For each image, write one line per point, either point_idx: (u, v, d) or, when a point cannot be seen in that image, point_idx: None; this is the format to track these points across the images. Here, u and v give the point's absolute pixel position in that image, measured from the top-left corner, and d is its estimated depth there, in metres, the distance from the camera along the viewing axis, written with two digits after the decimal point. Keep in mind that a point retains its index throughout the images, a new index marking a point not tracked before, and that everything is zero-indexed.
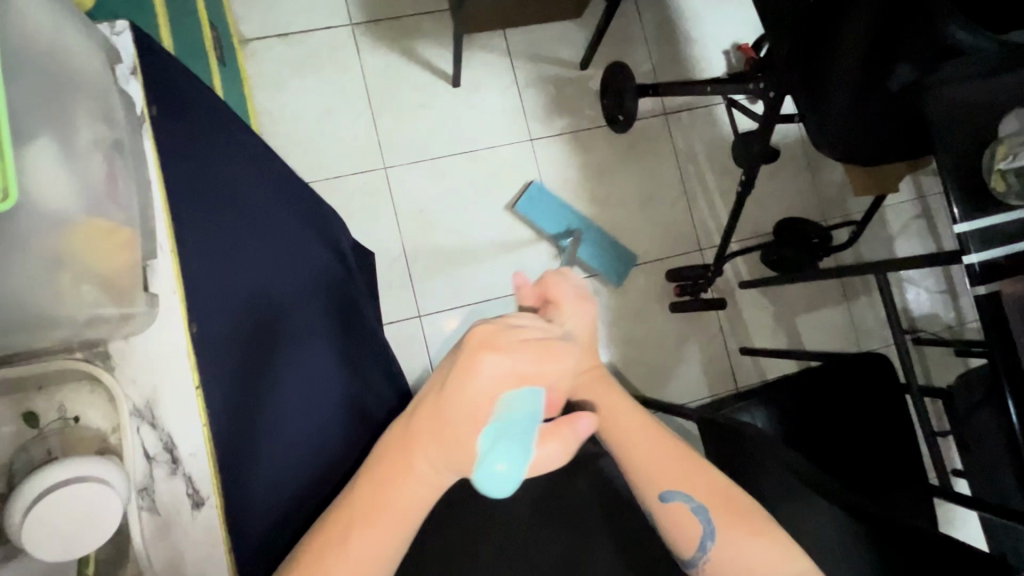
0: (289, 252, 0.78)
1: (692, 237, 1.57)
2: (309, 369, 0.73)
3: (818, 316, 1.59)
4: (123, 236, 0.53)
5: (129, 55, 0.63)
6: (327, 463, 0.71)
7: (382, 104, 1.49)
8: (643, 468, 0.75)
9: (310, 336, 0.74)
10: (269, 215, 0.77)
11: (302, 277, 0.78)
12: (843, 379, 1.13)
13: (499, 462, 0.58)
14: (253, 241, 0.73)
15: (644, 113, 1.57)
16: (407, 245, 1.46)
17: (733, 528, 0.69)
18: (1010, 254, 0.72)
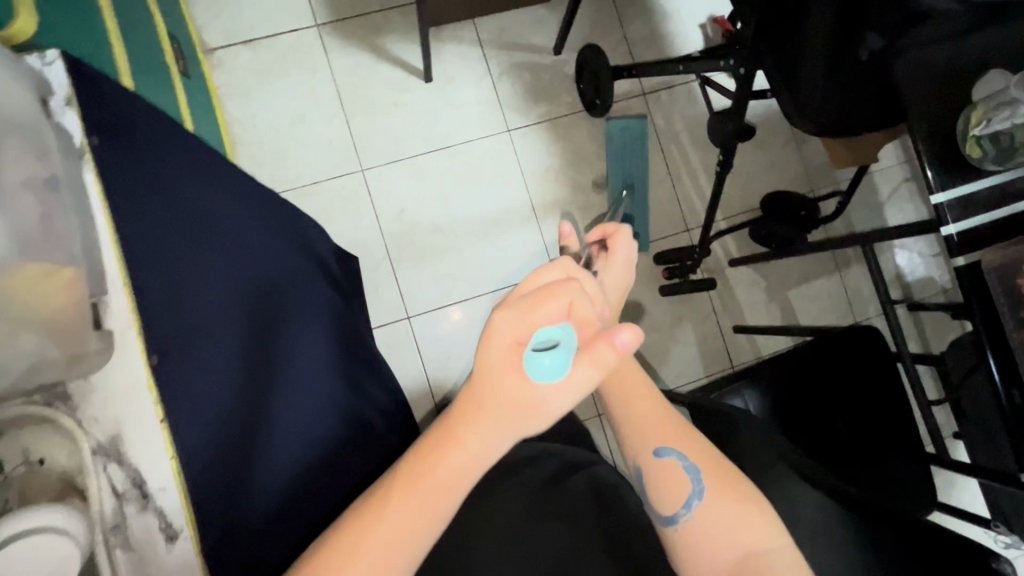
0: (281, 263, 0.78)
1: (679, 218, 1.54)
2: (313, 371, 0.74)
3: (811, 288, 1.57)
4: (66, 275, 0.60)
5: (63, 87, 0.68)
6: (334, 464, 0.71)
7: (355, 105, 1.46)
8: (638, 427, 0.76)
9: (311, 339, 0.75)
10: (257, 228, 0.78)
11: (296, 284, 0.79)
12: (834, 354, 1.12)
13: (545, 355, 0.56)
14: (243, 251, 0.74)
15: (622, 94, 1.54)
16: (391, 247, 1.45)
17: (721, 491, 0.70)
18: (991, 221, 0.70)
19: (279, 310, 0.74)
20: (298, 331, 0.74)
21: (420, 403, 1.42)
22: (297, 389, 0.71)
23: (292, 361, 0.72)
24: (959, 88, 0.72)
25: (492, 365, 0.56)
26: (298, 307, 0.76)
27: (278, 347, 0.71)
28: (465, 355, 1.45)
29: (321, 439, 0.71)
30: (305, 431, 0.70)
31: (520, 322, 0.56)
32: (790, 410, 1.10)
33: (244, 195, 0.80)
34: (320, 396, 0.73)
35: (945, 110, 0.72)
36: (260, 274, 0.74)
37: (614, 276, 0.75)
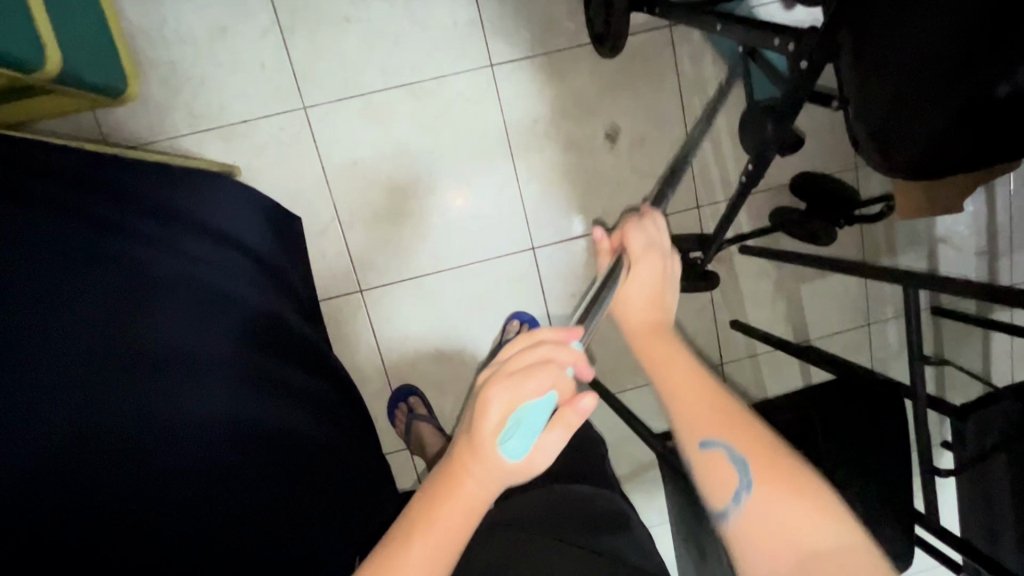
0: (187, 288, 0.87)
1: (689, 191, 1.28)
2: (218, 381, 0.79)
3: (827, 283, 1.37)
4: None
5: None
6: (246, 472, 0.75)
7: (293, 17, 1.13)
8: (674, 410, 0.55)
9: (212, 356, 0.82)
10: (158, 261, 0.86)
11: (201, 305, 0.86)
12: (835, 398, 1.00)
13: (513, 438, 0.47)
14: (151, 281, 0.82)
15: (642, 25, 1.19)
16: (341, 207, 1.22)
17: (776, 480, 0.49)
18: None
19: (188, 326, 0.82)
20: (203, 347, 0.82)
21: (373, 383, 1.30)
22: (199, 401, 0.75)
23: (196, 375, 0.77)
24: None
25: (481, 442, 0.47)
26: (200, 325, 0.84)
27: (181, 365, 0.77)
28: (426, 335, 1.29)
29: (229, 448, 0.75)
30: (210, 442, 0.74)
31: (504, 402, 0.46)
32: None
33: (141, 233, 0.87)
34: (229, 405, 0.78)
35: None
36: (163, 303, 0.81)
37: (643, 272, 0.62)
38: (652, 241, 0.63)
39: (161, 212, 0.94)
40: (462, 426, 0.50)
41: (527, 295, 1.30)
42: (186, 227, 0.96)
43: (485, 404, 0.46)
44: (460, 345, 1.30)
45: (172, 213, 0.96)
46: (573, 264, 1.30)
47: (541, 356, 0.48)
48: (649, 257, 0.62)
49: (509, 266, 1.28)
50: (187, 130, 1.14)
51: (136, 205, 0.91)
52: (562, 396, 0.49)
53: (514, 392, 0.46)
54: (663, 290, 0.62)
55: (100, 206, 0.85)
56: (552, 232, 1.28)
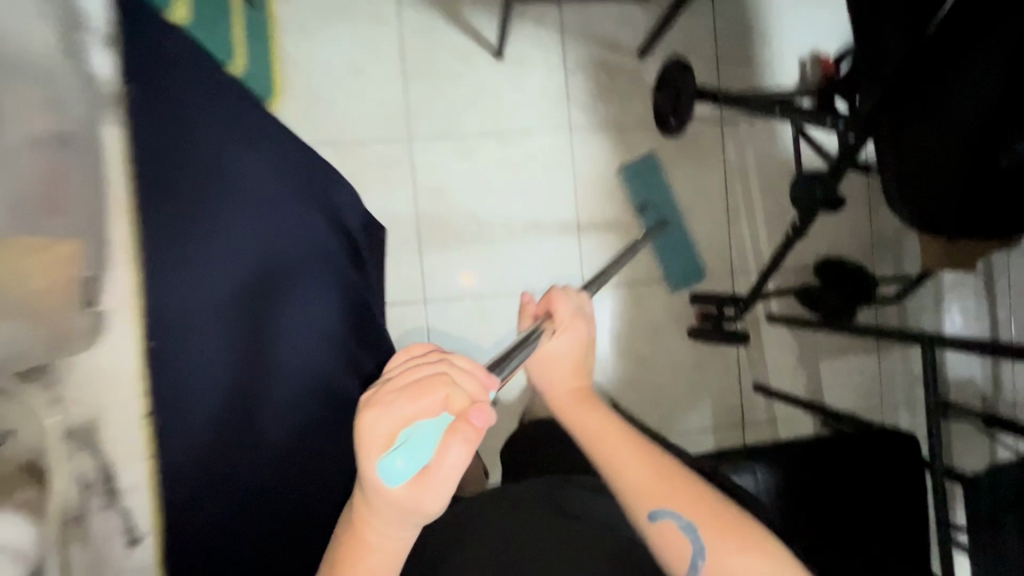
0: (278, 240, 0.85)
1: (725, 257, 1.45)
2: (279, 341, 0.82)
3: (844, 363, 1.48)
4: (56, 251, 0.75)
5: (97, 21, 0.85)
6: (292, 433, 0.82)
7: (416, 66, 1.37)
8: (623, 487, 0.65)
9: (283, 313, 0.83)
10: (247, 212, 0.83)
11: (285, 260, 0.85)
12: (863, 451, 1.03)
13: (398, 458, 0.47)
14: (244, 232, 0.82)
15: (698, 117, 1.43)
16: (422, 226, 1.38)
17: (718, 537, 0.60)
18: None
19: (260, 285, 0.82)
20: (278, 307, 0.83)
21: None
22: (252, 360, 0.81)
23: (262, 334, 0.82)
24: None
25: (375, 483, 0.49)
26: (282, 283, 0.84)
27: (247, 321, 0.81)
28: (474, 351, 1.39)
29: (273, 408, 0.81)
30: (261, 399, 0.80)
31: (385, 427, 0.48)
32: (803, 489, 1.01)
33: (243, 174, 0.84)
34: (286, 368, 0.82)
35: None
36: (248, 257, 0.82)
37: (568, 335, 0.77)
38: (577, 310, 0.79)
39: (262, 150, 0.87)
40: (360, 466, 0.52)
41: None
42: (279, 174, 0.87)
43: (359, 436, 0.48)
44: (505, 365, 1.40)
45: (270, 150, 0.88)
46: (615, 310, 1.42)
47: (418, 391, 0.49)
48: (574, 325, 0.78)
49: None
50: (309, 141, 1.34)
51: (243, 137, 0.86)
52: (454, 412, 0.50)
53: (398, 417, 0.48)
54: (584, 352, 0.78)
55: (232, 147, 0.84)
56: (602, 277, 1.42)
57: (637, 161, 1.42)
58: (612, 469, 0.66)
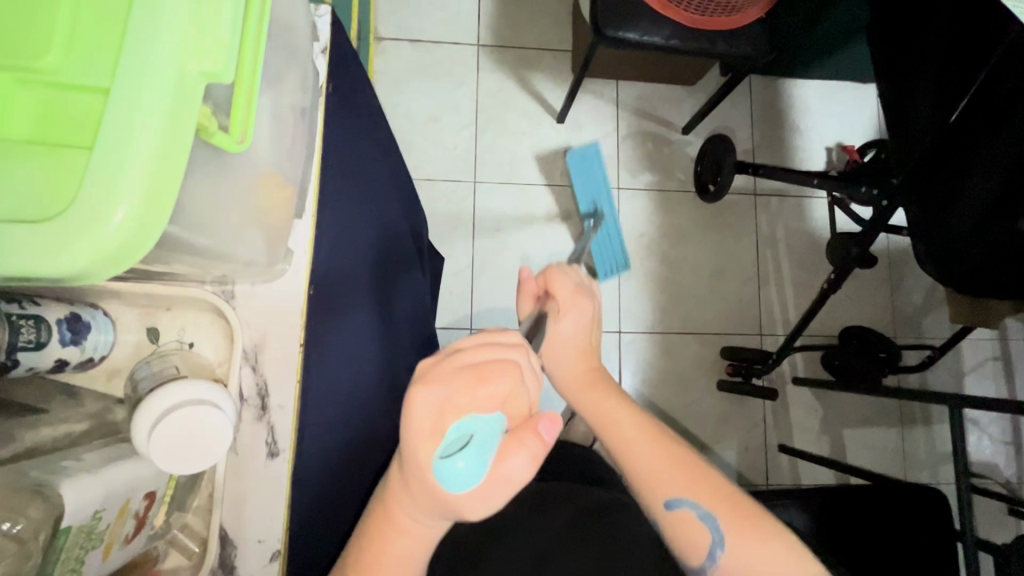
0: (374, 226, 0.69)
1: (755, 319, 1.54)
2: (351, 341, 0.62)
3: (868, 433, 1.51)
4: (286, 193, 0.51)
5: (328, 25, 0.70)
6: (332, 468, 0.59)
7: (488, 122, 1.55)
8: (638, 473, 0.60)
9: (361, 306, 0.64)
10: (350, 179, 0.66)
11: (373, 250, 0.68)
12: (894, 506, 1.05)
13: (459, 457, 0.42)
14: (350, 204, 0.65)
15: (735, 189, 1.58)
16: (477, 259, 1.50)
17: (741, 529, 0.56)
18: None
19: (357, 269, 0.65)
20: (362, 299, 0.64)
21: None
22: (326, 360, 0.58)
23: (334, 329, 0.60)
24: None
25: (418, 475, 0.44)
26: (363, 274, 0.65)
27: (320, 307, 0.59)
28: None
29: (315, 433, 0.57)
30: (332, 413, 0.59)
31: (431, 410, 0.43)
32: (834, 537, 1.02)
33: (370, 156, 0.73)
34: (360, 375, 0.62)
35: None
36: (345, 228, 0.63)
37: (573, 314, 0.71)
38: (578, 285, 0.73)
39: (378, 142, 0.76)
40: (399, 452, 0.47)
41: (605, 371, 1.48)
42: (393, 182, 0.80)
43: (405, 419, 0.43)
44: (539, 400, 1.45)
45: (371, 133, 0.74)
46: (648, 356, 1.50)
47: (479, 376, 0.45)
48: (578, 303, 0.71)
49: None
50: None
51: (364, 121, 0.72)
52: (513, 422, 0.46)
53: (455, 405, 0.44)
54: (592, 336, 0.71)
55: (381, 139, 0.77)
56: (638, 323, 1.51)
57: (581, 149, 1.45)
58: (629, 459, 0.61)
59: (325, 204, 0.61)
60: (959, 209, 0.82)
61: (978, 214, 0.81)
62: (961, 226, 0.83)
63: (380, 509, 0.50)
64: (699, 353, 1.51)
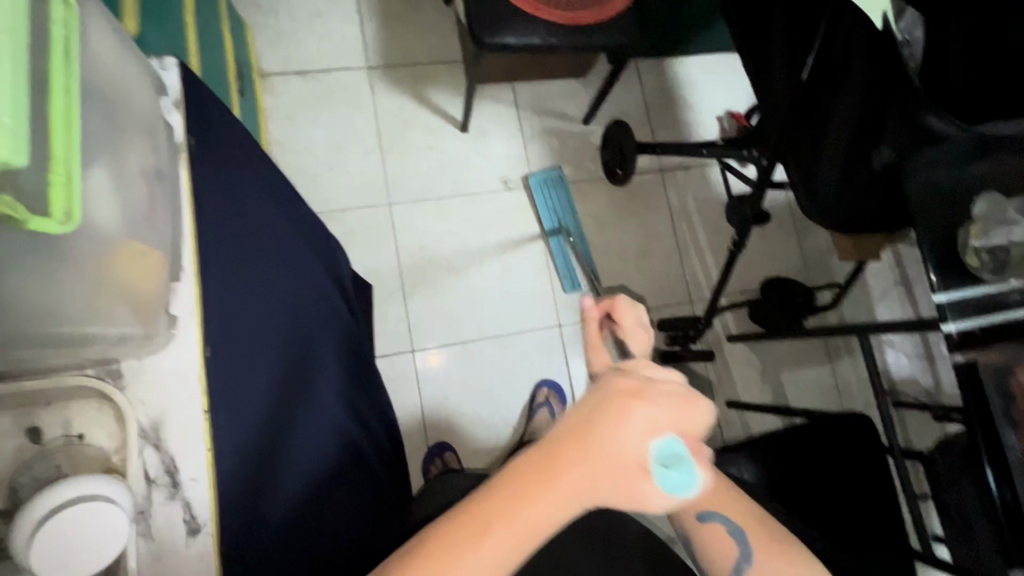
0: (282, 263, 0.70)
1: (682, 289, 1.60)
2: (271, 369, 0.62)
3: (802, 373, 1.61)
4: (155, 260, 0.53)
5: (175, 92, 0.63)
6: (298, 500, 0.58)
7: (392, 143, 1.54)
8: None
9: (275, 335, 0.64)
10: (241, 218, 0.66)
11: (285, 284, 0.69)
12: (829, 438, 1.12)
13: (674, 469, 0.49)
14: (248, 244, 0.66)
15: (642, 169, 1.64)
16: (406, 280, 1.48)
17: (768, 549, 0.62)
18: (965, 298, 0.74)
19: (273, 309, 0.66)
20: (279, 331, 0.65)
21: (412, 439, 1.41)
22: (243, 397, 0.58)
23: (249, 355, 0.60)
24: (958, 203, 0.77)
25: (621, 457, 0.48)
26: (276, 306, 0.66)
27: (228, 337, 0.59)
28: (464, 397, 1.46)
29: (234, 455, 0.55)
30: (262, 436, 0.58)
31: (647, 418, 0.49)
32: (783, 479, 1.09)
33: (275, 203, 0.74)
34: (290, 399, 0.62)
35: (947, 218, 0.76)
36: (243, 265, 0.64)
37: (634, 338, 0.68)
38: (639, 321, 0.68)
39: (280, 192, 0.77)
40: (586, 424, 0.49)
41: (552, 369, 1.51)
42: (305, 227, 0.81)
43: (629, 408, 0.49)
44: (492, 409, 1.46)
45: (275, 188, 0.75)
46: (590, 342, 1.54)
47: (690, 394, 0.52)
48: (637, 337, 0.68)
49: (538, 340, 1.52)
50: None
51: (250, 160, 0.72)
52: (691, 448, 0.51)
53: (671, 420, 0.50)
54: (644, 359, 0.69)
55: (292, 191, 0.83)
56: (574, 314, 1.54)
57: (546, 170, 1.58)
58: None
59: (207, 259, 0.60)
60: (824, 157, 0.89)
61: (839, 157, 0.87)
62: (829, 172, 0.89)
63: (527, 486, 0.47)
64: None
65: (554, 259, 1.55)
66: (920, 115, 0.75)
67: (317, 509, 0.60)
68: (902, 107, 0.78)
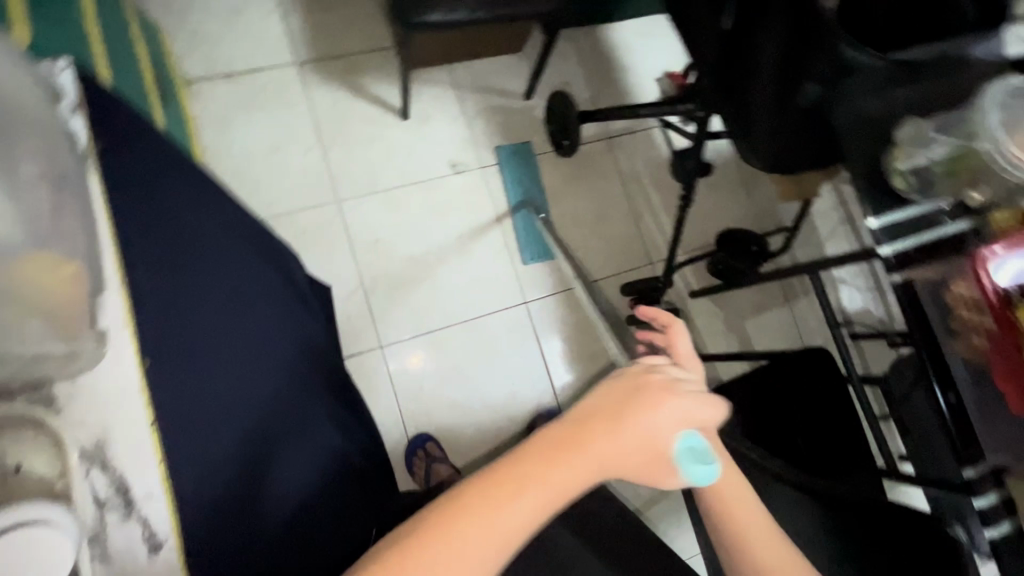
0: (226, 282, 0.68)
1: (642, 252, 1.63)
2: (228, 391, 0.62)
3: (764, 319, 1.67)
4: (70, 270, 0.51)
5: (73, 93, 0.60)
6: (262, 521, 0.59)
7: (332, 139, 1.50)
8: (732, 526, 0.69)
9: (227, 356, 0.64)
10: (166, 243, 0.64)
11: (232, 304, 0.68)
12: (792, 374, 1.16)
13: (706, 462, 0.64)
14: (186, 271, 0.65)
15: (588, 138, 1.65)
16: (365, 277, 1.45)
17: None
18: (896, 222, 0.77)
19: (219, 329, 0.65)
20: (234, 355, 0.65)
21: (392, 434, 1.40)
22: (201, 425, 0.58)
23: (200, 382, 0.60)
24: (882, 131, 0.79)
25: (654, 437, 0.61)
26: (226, 329, 0.65)
27: (172, 365, 0.59)
28: (438, 386, 1.45)
29: (191, 481, 0.55)
30: (223, 460, 0.58)
31: (683, 412, 0.63)
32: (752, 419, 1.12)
33: (209, 217, 0.71)
34: (249, 421, 0.62)
35: (871, 144, 0.78)
36: (179, 292, 0.63)
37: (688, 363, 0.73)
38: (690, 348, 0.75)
39: (213, 200, 0.74)
40: (616, 401, 0.62)
41: (524, 347, 1.52)
42: (256, 238, 0.79)
43: (665, 397, 0.62)
44: (468, 393, 1.46)
45: (207, 198, 0.73)
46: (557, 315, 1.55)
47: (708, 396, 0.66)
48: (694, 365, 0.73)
49: (506, 319, 1.52)
50: None
51: (160, 164, 0.69)
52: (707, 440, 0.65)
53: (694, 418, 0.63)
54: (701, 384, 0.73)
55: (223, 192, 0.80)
56: (538, 289, 1.55)
57: (517, 145, 1.60)
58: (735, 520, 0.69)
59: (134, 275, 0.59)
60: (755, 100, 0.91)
61: (768, 99, 0.89)
62: (762, 114, 0.91)
63: (556, 458, 0.58)
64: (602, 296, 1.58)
65: (513, 236, 1.55)
66: (835, 48, 0.77)
67: (292, 523, 0.61)
68: (816, 45, 0.79)
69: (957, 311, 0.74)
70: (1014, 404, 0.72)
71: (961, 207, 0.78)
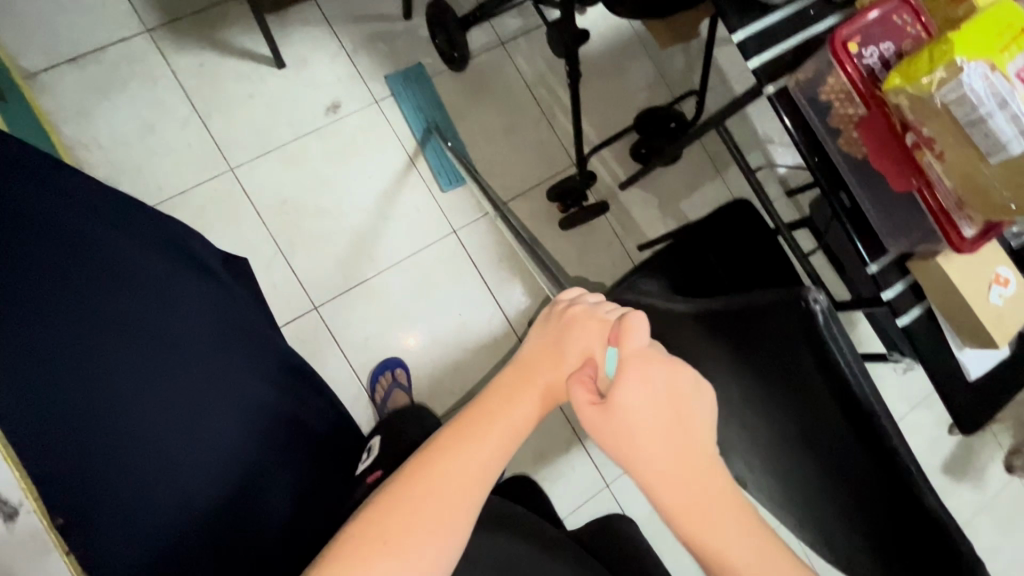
0: (136, 338, 0.68)
1: (562, 154, 1.58)
2: (175, 463, 0.66)
3: (699, 195, 1.64)
4: None
5: None
6: (176, 513, 0.65)
7: (207, 105, 1.39)
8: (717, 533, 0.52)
9: (164, 418, 0.66)
10: (48, 329, 0.65)
11: (121, 295, 0.69)
12: (718, 231, 1.13)
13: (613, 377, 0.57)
14: (67, 278, 0.67)
15: (481, 46, 1.56)
16: (281, 242, 1.39)
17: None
18: (763, 29, 0.73)
19: (108, 331, 0.67)
20: (132, 360, 0.67)
21: (349, 390, 1.38)
22: (111, 429, 0.63)
23: (130, 445, 0.64)
24: None
25: (573, 355, 0.62)
26: (122, 333, 0.67)
27: (100, 458, 0.62)
28: (383, 333, 1.42)
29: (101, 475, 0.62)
30: (160, 480, 0.64)
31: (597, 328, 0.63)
32: (687, 281, 1.09)
33: (86, 264, 0.69)
34: (177, 428, 0.67)
35: None
36: (86, 377, 0.64)
37: (635, 382, 0.53)
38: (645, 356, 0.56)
39: (58, 228, 0.69)
40: (542, 335, 0.65)
41: (463, 276, 1.49)
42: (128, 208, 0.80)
43: (585, 322, 0.63)
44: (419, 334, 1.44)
45: (65, 238, 0.69)
46: (490, 237, 1.52)
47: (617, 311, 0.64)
48: (661, 367, 0.54)
49: (438, 253, 1.48)
50: None
51: None
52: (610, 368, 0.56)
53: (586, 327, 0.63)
54: (679, 399, 0.54)
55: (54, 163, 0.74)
56: (465, 216, 1.50)
57: (406, 69, 1.50)
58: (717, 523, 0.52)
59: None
60: None
61: None
62: None
63: (507, 396, 0.60)
64: (531, 208, 1.53)
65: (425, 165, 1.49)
66: None
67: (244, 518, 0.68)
68: None
69: (839, 108, 0.70)
70: (896, 184, 0.71)
71: (825, 3, 0.74)
